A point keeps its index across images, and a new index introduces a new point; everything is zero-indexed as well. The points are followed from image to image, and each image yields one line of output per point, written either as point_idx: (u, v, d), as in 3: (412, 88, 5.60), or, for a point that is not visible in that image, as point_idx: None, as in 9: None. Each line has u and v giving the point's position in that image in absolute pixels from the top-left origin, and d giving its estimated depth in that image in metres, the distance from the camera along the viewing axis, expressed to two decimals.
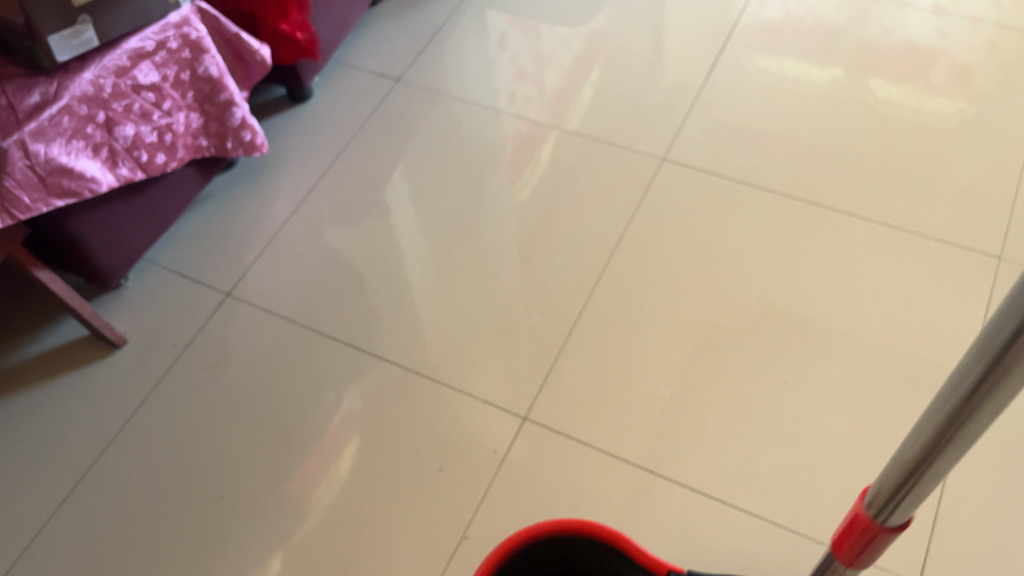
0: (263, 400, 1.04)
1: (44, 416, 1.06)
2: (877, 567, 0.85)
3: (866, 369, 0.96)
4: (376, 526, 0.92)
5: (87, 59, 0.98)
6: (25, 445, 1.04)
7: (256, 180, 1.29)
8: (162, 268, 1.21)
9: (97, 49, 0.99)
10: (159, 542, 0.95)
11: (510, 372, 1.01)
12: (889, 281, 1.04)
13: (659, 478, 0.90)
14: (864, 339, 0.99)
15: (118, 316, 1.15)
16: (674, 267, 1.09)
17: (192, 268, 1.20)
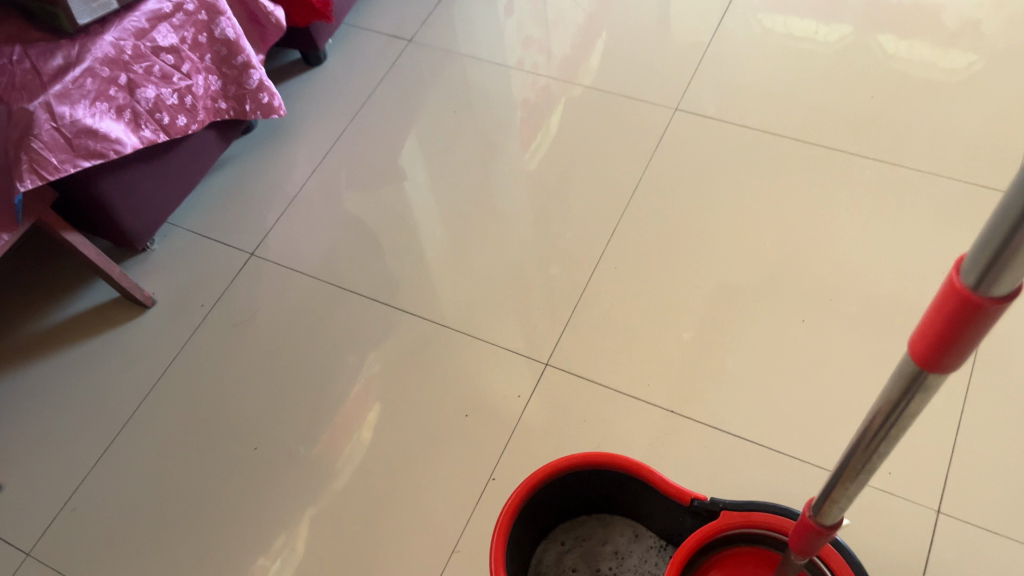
0: (291, 355, 1.07)
1: (79, 376, 1.09)
2: (899, 495, 0.86)
3: (882, 307, 0.98)
4: (406, 471, 0.94)
5: (107, 22, 0.99)
6: (62, 404, 1.07)
7: (274, 144, 1.31)
8: (186, 232, 1.23)
9: (116, 12, 1.00)
10: (196, 492, 0.98)
11: (532, 321, 1.03)
12: (900, 224, 1.05)
13: (681, 417, 0.92)
14: (879, 279, 1.00)
15: (145, 279, 1.18)
16: (689, 216, 1.10)
17: (216, 231, 1.22)
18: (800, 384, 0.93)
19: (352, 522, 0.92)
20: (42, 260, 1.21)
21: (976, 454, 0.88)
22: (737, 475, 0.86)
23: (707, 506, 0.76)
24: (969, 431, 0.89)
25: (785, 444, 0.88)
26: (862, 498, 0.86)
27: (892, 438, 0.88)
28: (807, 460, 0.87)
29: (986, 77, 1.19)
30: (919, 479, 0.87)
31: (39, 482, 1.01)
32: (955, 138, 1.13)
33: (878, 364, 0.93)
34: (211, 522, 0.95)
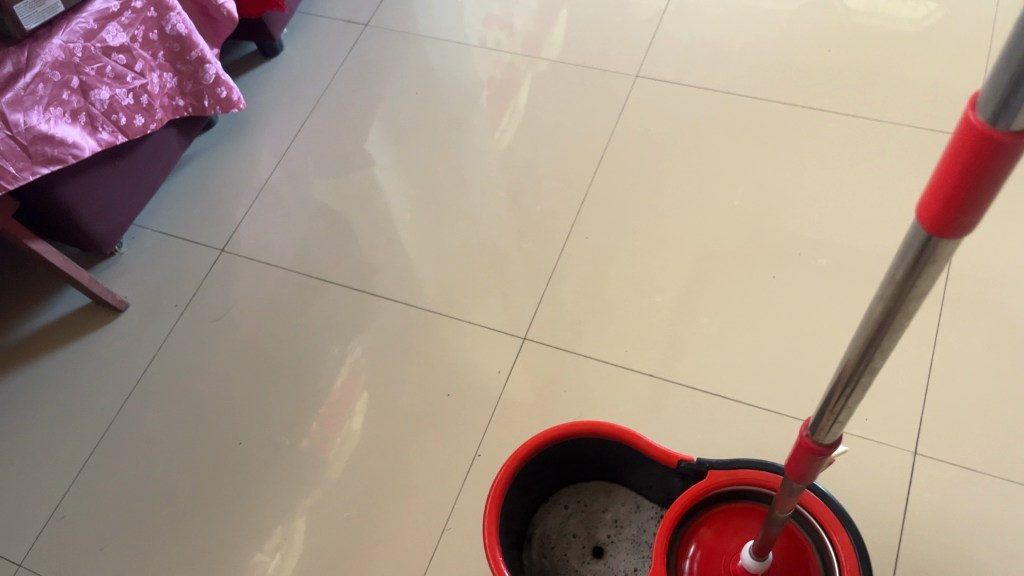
0: (269, 348, 1.07)
1: (56, 387, 1.09)
2: (879, 440, 0.87)
3: (852, 257, 0.99)
4: (392, 454, 0.95)
5: (54, 25, 0.97)
6: (43, 415, 1.07)
7: (236, 138, 1.30)
8: (154, 232, 1.22)
9: (63, 14, 0.98)
10: (184, 491, 0.98)
11: (507, 297, 1.04)
12: (868, 173, 1.05)
13: (661, 380, 0.93)
14: (848, 229, 1.01)
15: (117, 282, 1.17)
16: (657, 182, 1.11)
17: (184, 229, 1.21)
18: (776, 337, 0.93)
19: (342, 508, 0.92)
20: (10, 271, 1.20)
21: (950, 395, 0.89)
22: (722, 434, 0.87)
23: (694, 466, 0.75)
24: (942, 373, 0.90)
25: (765, 399, 0.89)
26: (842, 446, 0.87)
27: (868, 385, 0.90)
28: (788, 413, 0.88)
29: (941, 24, 1.20)
30: (896, 424, 0.88)
31: (25, 493, 1.01)
32: (915, 87, 1.14)
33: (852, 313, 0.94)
34: (202, 518, 0.95)
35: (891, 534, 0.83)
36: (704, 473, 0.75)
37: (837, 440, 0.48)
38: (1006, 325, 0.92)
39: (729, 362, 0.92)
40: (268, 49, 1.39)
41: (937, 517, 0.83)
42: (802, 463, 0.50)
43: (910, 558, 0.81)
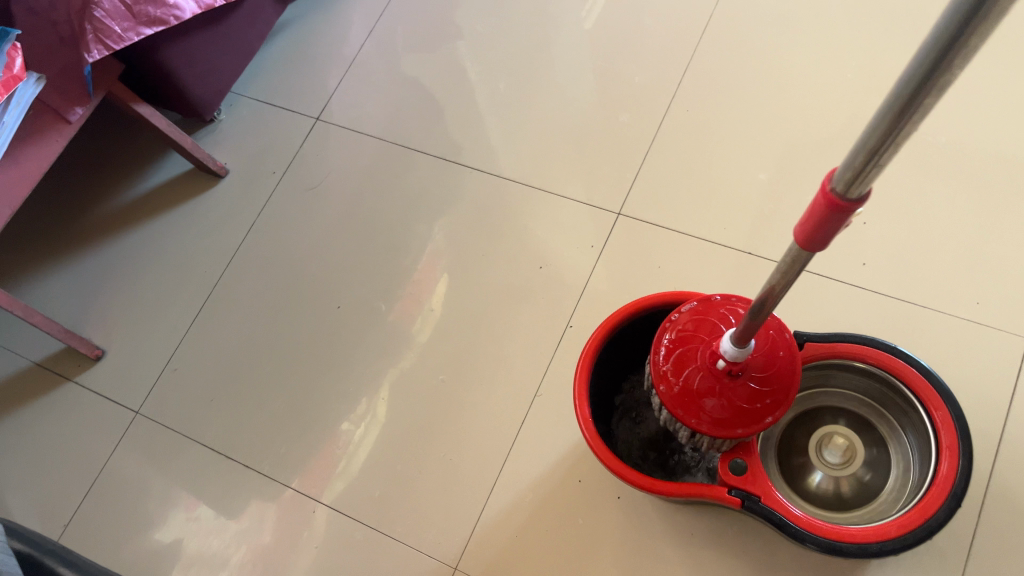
0: (341, 291, 1.07)
1: (159, 253, 1.16)
2: (1004, 304, 0.87)
3: (980, 115, 0.99)
4: (483, 319, 1.01)
5: (238, 116, 1.25)
6: (137, 296, 1.13)
7: (328, 10, 1.33)
8: (249, 100, 1.27)
9: (250, 105, 1.26)
10: (291, 348, 1.05)
11: (595, 138, 1.10)
12: (998, 52, 1.02)
13: (757, 258, 0.96)
14: (984, 91, 1.00)
15: (217, 151, 1.22)
16: (766, 39, 1.11)
17: (277, 98, 1.25)
18: (886, 193, 0.96)
19: (434, 432, 0.95)
20: (120, 134, 1.26)
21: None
22: (818, 312, 0.90)
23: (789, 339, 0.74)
24: None
25: (874, 281, 0.91)
26: (942, 334, 0.87)
27: (988, 239, 0.91)
28: (893, 295, 0.90)
29: None
30: (1011, 310, 0.87)
31: (112, 400, 1.07)
32: None
33: (967, 196, 0.94)
34: (265, 434, 1.00)
35: (996, 416, 0.83)
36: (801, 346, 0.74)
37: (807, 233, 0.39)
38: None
39: (831, 239, 0.95)
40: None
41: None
42: (821, 221, 0.37)
43: (1016, 443, 0.81)
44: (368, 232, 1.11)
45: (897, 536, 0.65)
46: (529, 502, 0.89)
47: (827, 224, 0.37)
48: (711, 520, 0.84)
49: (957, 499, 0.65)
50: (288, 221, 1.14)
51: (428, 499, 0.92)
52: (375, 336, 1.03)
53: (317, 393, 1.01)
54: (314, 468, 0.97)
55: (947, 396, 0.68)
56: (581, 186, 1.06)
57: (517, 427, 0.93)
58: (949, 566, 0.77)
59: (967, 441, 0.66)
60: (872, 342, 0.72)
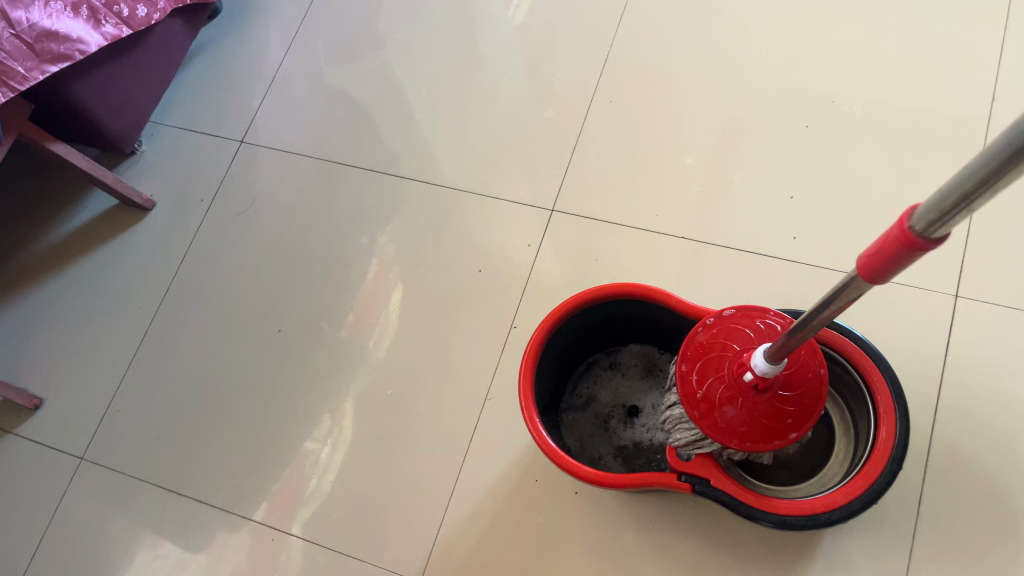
0: (280, 313, 1.06)
1: (91, 294, 1.13)
2: (930, 263, 0.89)
3: (892, 81, 1.01)
4: (426, 328, 1.00)
5: (160, 146, 1.24)
6: (73, 341, 1.11)
7: (244, 29, 1.31)
8: (171, 129, 1.25)
9: (172, 133, 1.24)
10: (235, 376, 1.04)
11: (523, 136, 1.10)
12: (905, 20, 1.04)
13: (691, 241, 0.96)
14: (894, 57, 1.02)
15: (143, 185, 1.20)
16: (681, 23, 1.12)
17: (200, 124, 1.24)
18: (809, 165, 0.98)
19: (387, 446, 0.95)
20: (40, 176, 1.23)
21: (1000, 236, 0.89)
22: (754, 289, 0.92)
23: None
24: (984, 220, 0.91)
25: (805, 254, 0.93)
26: (873, 297, 0.89)
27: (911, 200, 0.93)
28: (824, 265, 0.91)
29: None
30: (938, 269, 0.89)
31: (55, 448, 1.05)
32: None
33: (888, 162, 0.96)
34: (216, 466, 0.99)
35: (932, 375, 0.85)
36: None
37: (876, 273, 0.40)
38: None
39: (760, 217, 0.96)
40: (214, 13, 1.33)
41: (980, 359, 0.84)
42: (892, 257, 0.38)
43: (953, 398, 0.83)
44: (303, 251, 1.09)
45: (843, 504, 0.66)
46: (488, 507, 0.89)
47: (904, 259, 0.37)
48: (667, 505, 0.85)
49: (898, 462, 0.67)
50: (221, 248, 1.13)
51: (386, 515, 0.91)
52: (319, 356, 1.02)
53: (265, 420, 1.00)
54: (268, 495, 0.95)
55: (881, 362, 0.70)
56: (512, 186, 1.06)
57: (469, 433, 0.93)
58: (900, 526, 0.79)
59: (903, 404, 0.68)
60: (805, 317, 0.73)
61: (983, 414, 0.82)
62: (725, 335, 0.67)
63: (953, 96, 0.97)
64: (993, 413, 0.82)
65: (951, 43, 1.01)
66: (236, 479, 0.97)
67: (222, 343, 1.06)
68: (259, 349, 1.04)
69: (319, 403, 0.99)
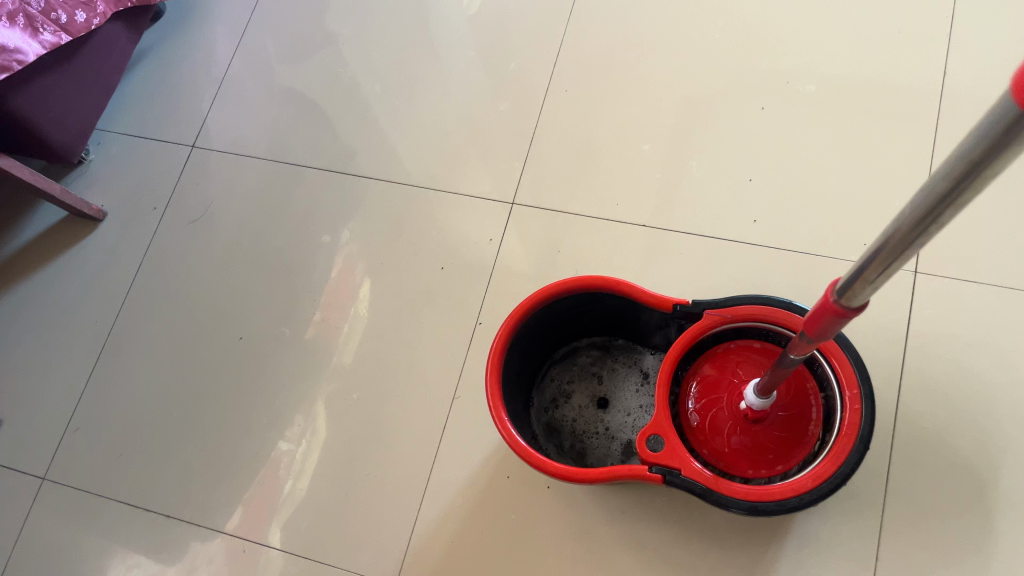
0: (241, 319, 1.04)
1: (45, 310, 1.11)
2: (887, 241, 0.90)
3: (843, 59, 1.01)
4: (389, 328, 0.99)
5: (109, 153, 1.21)
6: (29, 359, 1.08)
7: (189, 30, 1.29)
8: (119, 135, 1.22)
9: (120, 140, 1.22)
10: (196, 387, 1.02)
11: (478, 129, 1.08)
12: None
13: (652, 228, 0.96)
14: (844, 35, 1.02)
15: (93, 195, 1.17)
16: (632, 9, 1.11)
17: (148, 130, 1.21)
18: (764, 146, 0.98)
19: (355, 450, 0.93)
20: None
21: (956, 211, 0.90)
22: (715, 274, 0.92)
23: (688, 309, 0.76)
24: None
25: (764, 237, 0.93)
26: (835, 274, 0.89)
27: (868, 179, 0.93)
28: (784, 247, 0.92)
29: None
30: None
31: (16, 470, 1.02)
32: None
33: (842, 141, 0.96)
34: (181, 479, 0.97)
35: (894, 352, 0.85)
36: (700, 315, 0.76)
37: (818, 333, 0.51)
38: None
39: (719, 201, 0.96)
40: (157, 15, 1.30)
41: (941, 334, 0.85)
42: (825, 321, 0.49)
43: (916, 374, 0.84)
44: (261, 256, 1.08)
45: (813, 487, 0.67)
46: (460, 506, 0.88)
47: (834, 322, 0.48)
48: (639, 495, 0.85)
49: (865, 443, 0.68)
50: (177, 256, 1.10)
51: (358, 520, 0.90)
52: (281, 362, 1.00)
53: (230, 430, 0.98)
54: (238, 506, 0.94)
55: (843, 344, 0.72)
56: (470, 181, 1.05)
57: (438, 433, 0.92)
58: (869, 504, 0.80)
59: (867, 385, 0.70)
60: (769, 303, 0.74)
61: (945, 388, 0.83)
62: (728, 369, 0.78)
63: (905, 72, 0.98)
64: (955, 387, 0.83)
65: (901, 18, 1.01)
66: (203, 492, 0.96)
67: (183, 354, 1.04)
68: (220, 359, 1.03)
69: (284, 410, 0.97)
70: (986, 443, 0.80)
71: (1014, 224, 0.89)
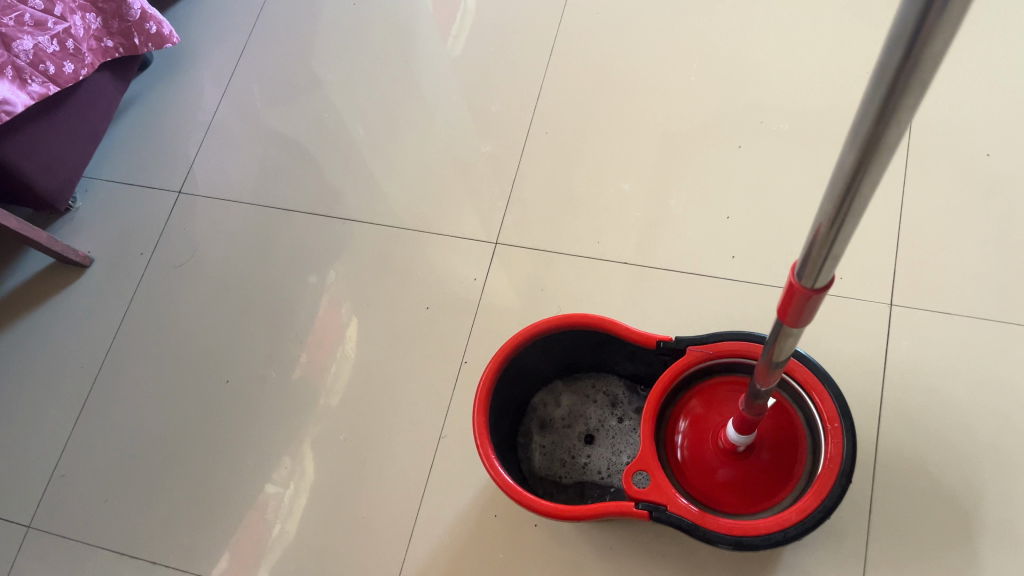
0: (228, 362, 1.05)
1: (32, 357, 1.11)
2: (863, 274, 0.92)
3: (815, 98, 1.04)
4: (376, 369, 1.00)
5: (97, 199, 1.22)
6: (14, 406, 1.08)
7: (177, 78, 1.31)
8: (106, 182, 1.23)
9: (108, 186, 1.23)
10: (184, 431, 1.02)
11: (461, 171, 1.10)
12: (823, 40, 1.08)
13: (633, 265, 0.98)
14: (816, 76, 1.05)
15: (80, 241, 1.18)
16: (610, 52, 1.14)
17: (136, 176, 1.23)
18: (741, 184, 1.00)
19: (343, 491, 0.93)
20: None
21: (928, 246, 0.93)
22: (697, 310, 0.93)
23: (672, 345, 0.77)
24: (912, 229, 0.94)
25: (743, 271, 0.94)
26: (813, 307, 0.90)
27: None
28: (763, 281, 0.93)
29: None
30: (871, 279, 0.92)
31: (0, 518, 1.01)
32: None
33: (817, 177, 0.98)
34: (168, 525, 0.97)
35: (873, 384, 0.87)
36: (683, 351, 0.78)
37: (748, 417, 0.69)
38: (974, 169, 0.96)
39: (699, 238, 0.98)
40: (145, 63, 1.32)
41: (918, 365, 0.87)
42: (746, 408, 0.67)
43: (896, 404, 0.85)
44: (249, 299, 1.08)
45: (798, 521, 0.68)
46: (449, 547, 0.88)
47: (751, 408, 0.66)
48: (627, 531, 0.86)
49: (847, 476, 0.69)
50: (163, 301, 1.11)
51: (347, 561, 0.90)
52: (268, 405, 1.00)
53: (218, 473, 0.98)
54: (226, 551, 0.93)
55: (824, 378, 0.74)
56: (454, 221, 1.07)
57: (426, 472, 0.92)
58: (854, 535, 0.80)
59: (848, 418, 0.71)
60: (750, 338, 0.76)
61: (925, 418, 0.84)
62: (713, 407, 0.79)
63: None
64: (934, 416, 0.84)
65: (870, 60, 1.05)
66: (190, 538, 0.95)
67: (170, 398, 1.04)
68: (207, 402, 1.03)
69: (271, 452, 0.97)
70: (966, 473, 0.81)
71: (984, 255, 0.91)
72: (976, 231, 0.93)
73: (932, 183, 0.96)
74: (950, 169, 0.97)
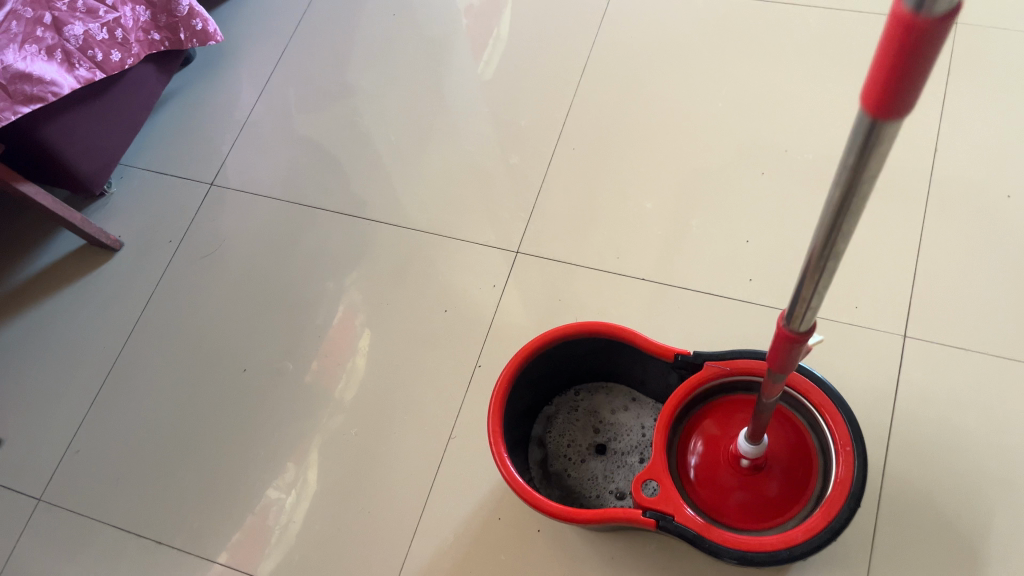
0: (246, 352, 1.07)
1: (56, 335, 1.13)
2: (878, 306, 0.93)
3: (840, 131, 1.05)
4: (390, 368, 1.01)
5: (130, 186, 1.25)
6: (34, 381, 1.10)
7: (217, 76, 1.34)
8: (141, 171, 1.27)
9: (141, 175, 1.26)
10: (198, 416, 1.03)
11: (486, 182, 1.13)
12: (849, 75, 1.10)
13: (649, 282, 0.99)
14: (841, 109, 1.07)
15: (111, 226, 1.21)
16: (639, 76, 1.17)
17: (169, 167, 1.26)
18: (761, 211, 1.02)
19: (350, 485, 0.95)
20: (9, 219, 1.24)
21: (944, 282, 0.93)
22: (711, 329, 0.94)
23: (690, 359, 0.78)
24: (928, 264, 0.95)
25: (759, 295, 0.96)
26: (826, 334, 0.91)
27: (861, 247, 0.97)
28: (778, 306, 0.94)
29: None
30: (886, 311, 0.93)
31: (12, 490, 1.03)
32: None
33: None
34: (176, 506, 0.98)
35: (883, 414, 0.87)
36: (700, 366, 0.78)
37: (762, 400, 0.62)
38: (992, 210, 0.97)
39: (716, 260, 0.99)
40: (188, 59, 1.36)
41: (928, 397, 0.87)
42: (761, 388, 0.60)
43: (904, 434, 0.86)
44: (271, 292, 1.10)
45: (804, 540, 0.69)
46: (451, 546, 0.89)
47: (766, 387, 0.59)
48: (630, 542, 0.86)
49: (856, 499, 0.70)
50: (187, 288, 1.13)
51: (349, 554, 0.91)
52: (283, 396, 1.02)
53: (228, 460, 0.99)
54: (231, 536, 0.94)
55: (838, 401, 0.75)
56: (477, 229, 1.09)
57: (433, 471, 0.93)
58: (856, 560, 0.81)
59: (860, 442, 0.72)
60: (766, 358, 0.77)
61: (932, 450, 0.85)
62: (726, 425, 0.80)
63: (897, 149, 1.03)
64: (941, 449, 0.85)
65: None
66: (196, 520, 0.96)
67: (187, 383, 1.06)
68: (223, 390, 1.05)
69: (282, 442, 0.99)
70: (970, 508, 0.81)
71: (998, 294, 0.92)
72: (992, 270, 0.93)
73: (951, 221, 0.97)
74: (969, 208, 0.98)
